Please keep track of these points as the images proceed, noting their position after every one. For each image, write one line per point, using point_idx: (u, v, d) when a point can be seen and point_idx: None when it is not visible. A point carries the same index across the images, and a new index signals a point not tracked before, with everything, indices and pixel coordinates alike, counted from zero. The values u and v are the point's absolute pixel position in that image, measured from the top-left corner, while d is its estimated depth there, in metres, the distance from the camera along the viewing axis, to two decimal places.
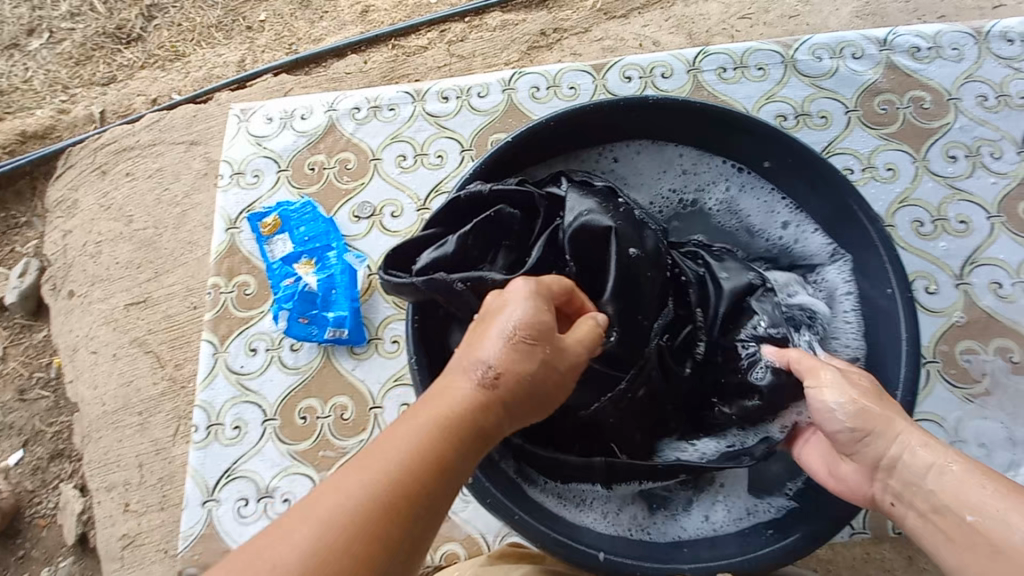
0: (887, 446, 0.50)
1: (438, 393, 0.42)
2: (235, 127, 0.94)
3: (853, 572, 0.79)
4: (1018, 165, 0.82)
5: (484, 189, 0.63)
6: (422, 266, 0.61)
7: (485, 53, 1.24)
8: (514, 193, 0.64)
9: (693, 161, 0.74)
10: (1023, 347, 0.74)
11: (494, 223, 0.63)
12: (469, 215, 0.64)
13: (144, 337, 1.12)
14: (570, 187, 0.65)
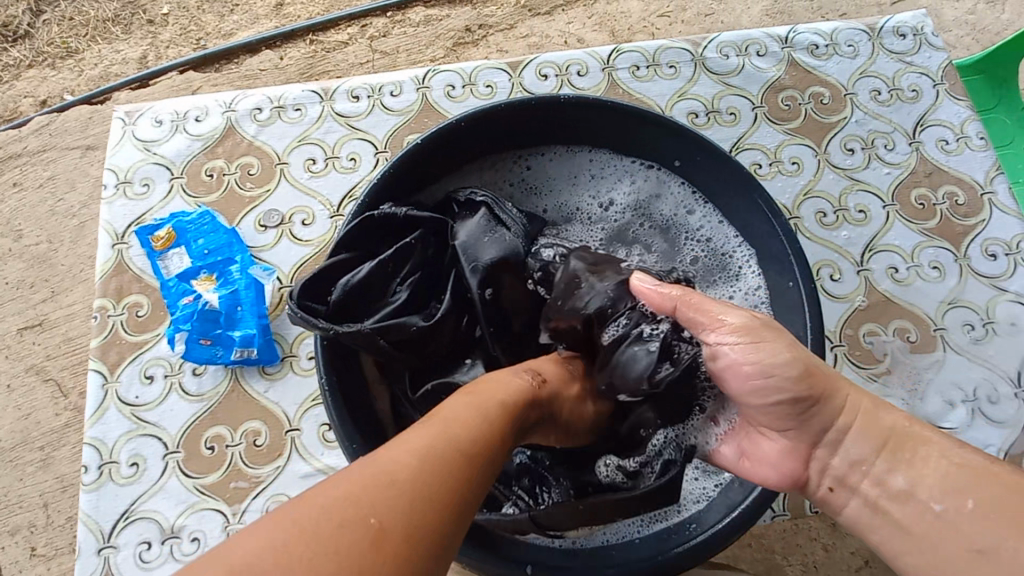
0: (823, 428, 0.53)
1: (490, 384, 0.48)
2: (120, 131, 0.85)
3: (784, 544, 0.82)
4: (908, 156, 0.87)
5: (401, 211, 0.64)
6: (341, 293, 0.61)
7: (410, 49, 1.19)
8: (429, 219, 0.66)
9: (603, 165, 0.75)
10: (919, 327, 0.78)
11: (408, 251, 0.65)
12: (379, 239, 0.65)
13: (42, 364, 1.01)
14: (466, 215, 0.67)
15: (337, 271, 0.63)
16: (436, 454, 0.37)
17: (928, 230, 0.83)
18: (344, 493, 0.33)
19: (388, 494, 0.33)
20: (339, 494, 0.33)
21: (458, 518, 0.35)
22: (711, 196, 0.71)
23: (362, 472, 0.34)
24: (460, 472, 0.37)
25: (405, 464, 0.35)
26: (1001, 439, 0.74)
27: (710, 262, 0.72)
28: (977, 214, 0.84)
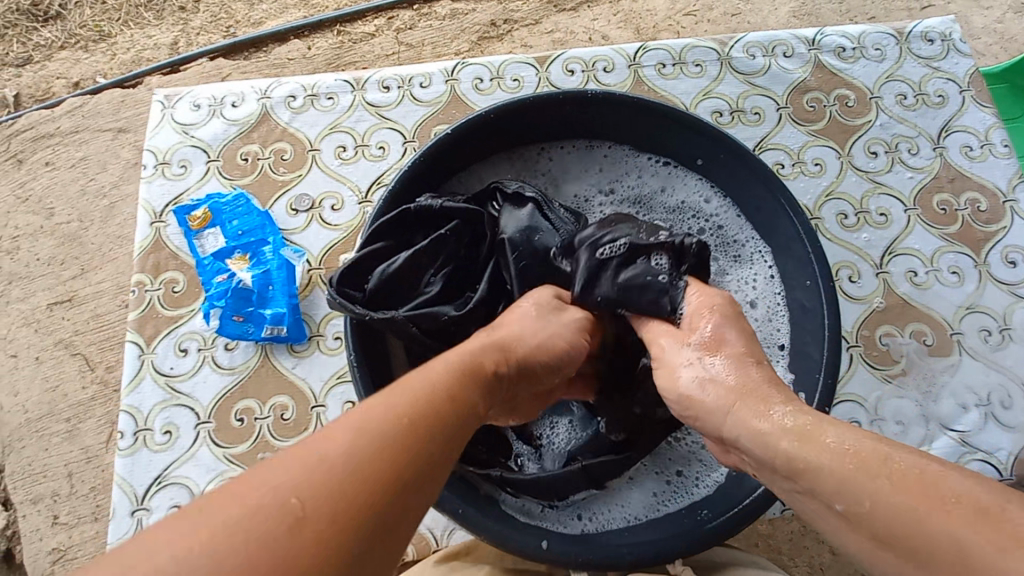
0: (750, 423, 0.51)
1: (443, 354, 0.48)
2: (159, 114, 0.88)
3: (791, 544, 0.84)
4: (932, 161, 0.87)
5: (434, 204, 0.66)
6: (375, 280, 0.64)
7: (435, 42, 1.21)
8: (465, 209, 0.68)
9: (620, 156, 0.76)
10: (936, 331, 0.79)
11: (443, 239, 0.67)
12: (417, 229, 0.68)
13: (70, 338, 1.05)
14: (505, 204, 0.70)
15: (373, 258, 0.66)
16: (369, 432, 0.36)
17: (948, 235, 0.84)
18: (271, 475, 0.33)
19: (311, 476, 0.33)
20: (259, 479, 0.33)
21: (418, 473, 0.37)
22: (730, 191, 0.73)
23: (302, 455, 0.34)
24: (421, 435, 0.38)
25: (355, 437, 0.36)
26: (1011, 443, 0.75)
27: (724, 256, 0.73)
28: (999, 221, 0.85)
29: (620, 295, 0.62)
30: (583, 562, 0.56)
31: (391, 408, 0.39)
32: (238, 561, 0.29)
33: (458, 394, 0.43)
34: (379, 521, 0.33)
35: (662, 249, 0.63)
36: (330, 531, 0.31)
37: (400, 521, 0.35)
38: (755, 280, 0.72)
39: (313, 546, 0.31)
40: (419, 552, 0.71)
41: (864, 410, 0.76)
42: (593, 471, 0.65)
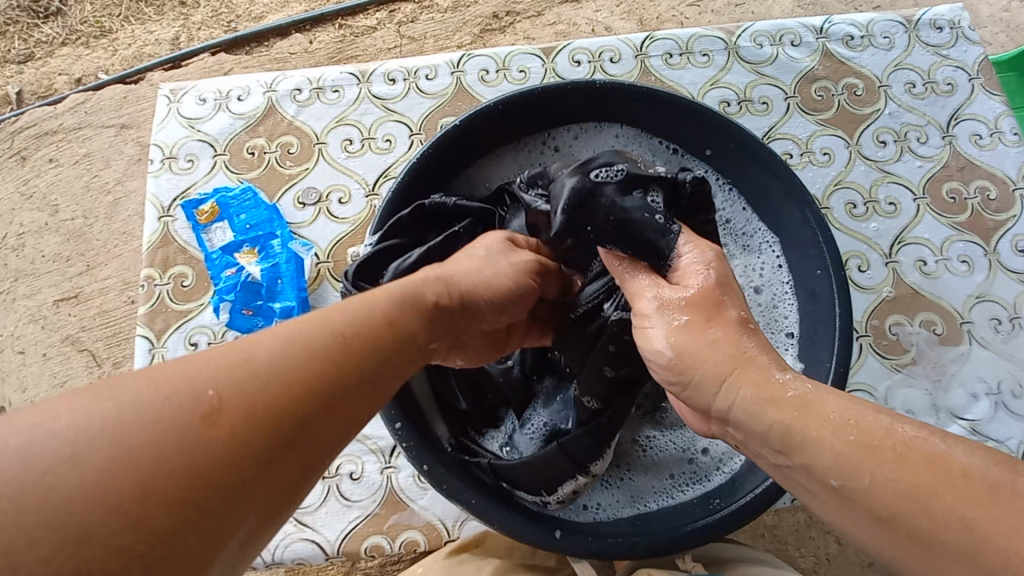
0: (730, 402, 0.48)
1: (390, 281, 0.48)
2: (165, 108, 0.88)
3: (797, 534, 0.84)
4: (941, 149, 0.87)
5: (448, 202, 0.67)
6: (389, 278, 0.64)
7: (437, 35, 1.21)
8: (477, 209, 0.70)
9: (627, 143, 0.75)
10: (945, 320, 0.79)
11: (455, 237, 0.67)
12: (429, 227, 0.69)
13: (77, 335, 1.05)
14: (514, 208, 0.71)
15: (386, 256, 0.65)
16: (297, 341, 0.37)
17: (958, 224, 0.83)
18: (191, 368, 0.33)
19: (231, 372, 0.34)
20: (176, 369, 0.33)
21: (343, 389, 0.37)
22: (741, 182, 0.72)
23: (231, 354, 0.35)
24: (354, 355, 0.39)
25: (287, 347, 0.36)
26: (1021, 432, 0.75)
27: (733, 245, 0.73)
28: (1008, 210, 0.84)
29: (611, 226, 0.58)
30: (596, 552, 0.56)
31: (325, 321, 0.39)
32: (135, 441, 0.30)
33: (401, 318, 0.44)
34: (296, 425, 0.34)
35: (659, 185, 0.59)
36: (240, 429, 0.32)
37: (321, 431, 0.35)
38: (762, 268, 0.72)
39: (223, 441, 0.32)
40: (430, 543, 0.71)
41: (873, 399, 0.76)
42: (572, 453, 0.62)
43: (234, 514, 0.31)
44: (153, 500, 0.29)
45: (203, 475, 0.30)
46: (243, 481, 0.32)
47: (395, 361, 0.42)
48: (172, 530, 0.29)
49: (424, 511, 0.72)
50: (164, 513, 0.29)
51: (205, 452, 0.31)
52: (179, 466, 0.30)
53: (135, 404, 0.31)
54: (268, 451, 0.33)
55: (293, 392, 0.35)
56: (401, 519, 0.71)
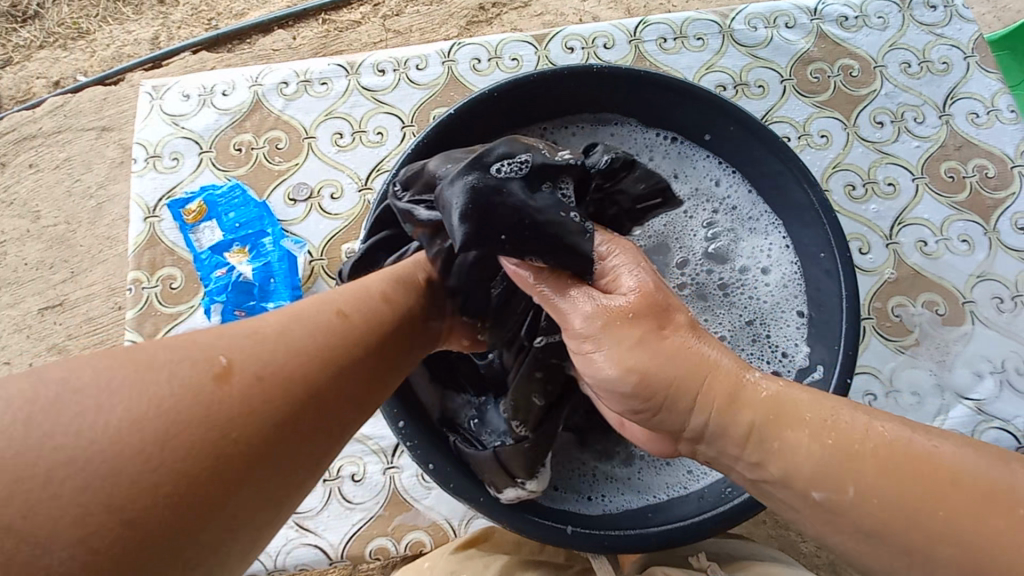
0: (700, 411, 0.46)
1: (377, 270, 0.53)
2: (147, 105, 0.86)
3: None
4: (939, 129, 0.86)
5: None
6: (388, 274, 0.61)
7: (423, 28, 1.18)
8: None
9: (625, 134, 0.74)
10: (948, 300, 0.78)
11: None
12: None
13: (64, 343, 1.02)
14: None
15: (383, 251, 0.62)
16: (300, 321, 0.42)
17: (958, 203, 0.83)
18: (209, 340, 0.38)
19: (244, 341, 0.39)
20: (194, 341, 0.38)
21: (348, 361, 0.42)
22: (741, 166, 0.71)
23: (246, 332, 0.40)
24: (356, 331, 0.44)
25: (294, 326, 0.41)
26: None
27: (739, 228, 0.72)
28: (1007, 187, 0.84)
29: (527, 232, 0.48)
30: (606, 547, 0.56)
31: (322, 306, 0.44)
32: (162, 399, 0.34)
33: (391, 297, 0.49)
34: (308, 390, 0.39)
35: (567, 175, 0.51)
36: (256, 388, 0.37)
37: (325, 397, 0.40)
38: (768, 251, 0.71)
39: (240, 395, 0.36)
40: (436, 543, 0.70)
41: (879, 381, 0.76)
42: (503, 461, 0.57)
43: (248, 462, 0.35)
44: (173, 445, 0.33)
45: (223, 424, 0.35)
46: (256, 431, 0.36)
47: (389, 339, 0.47)
48: (197, 470, 0.33)
49: (429, 511, 0.71)
50: (192, 453, 0.33)
51: (223, 405, 0.35)
52: (200, 417, 0.34)
53: (162, 365, 0.36)
54: (280, 408, 0.37)
55: (301, 359, 0.40)
56: (406, 520, 0.70)
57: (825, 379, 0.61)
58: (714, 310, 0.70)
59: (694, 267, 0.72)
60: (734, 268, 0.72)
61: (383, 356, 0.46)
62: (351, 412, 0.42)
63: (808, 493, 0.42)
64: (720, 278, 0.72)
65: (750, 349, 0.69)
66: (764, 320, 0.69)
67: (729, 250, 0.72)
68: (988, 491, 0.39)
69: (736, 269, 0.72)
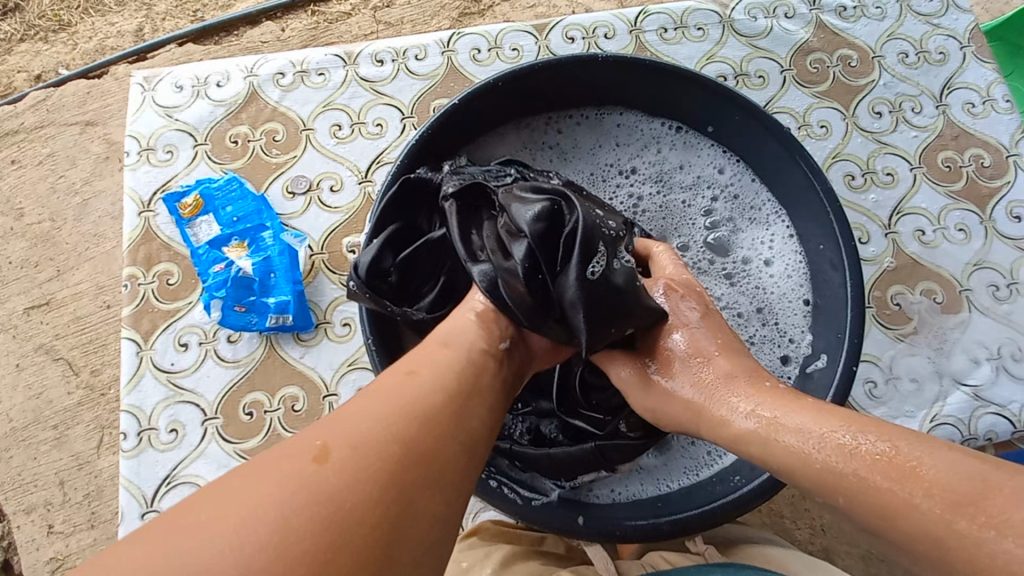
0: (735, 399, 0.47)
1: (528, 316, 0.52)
2: (139, 97, 0.84)
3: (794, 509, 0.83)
4: (935, 119, 0.87)
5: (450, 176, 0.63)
6: (400, 259, 0.61)
7: (415, 20, 1.16)
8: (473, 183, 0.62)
9: (631, 127, 0.74)
10: (946, 289, 0.79)
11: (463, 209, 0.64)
12: (420, 204, 0.64)
13: (51, 343, 1.00)
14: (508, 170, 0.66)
15: (391, 243, 0.62)
16: (376, 391, 0.42)
17: (954, 193, 0.84)
18: (299, 437, 0.38)
19: (324, 426, 0.39)
20: (281, 443, 0.38)
21: (434, 405, 0.42)
22: (747, 156, 0.71)
23: (327, 419, 0.39)
24: (434, 380, 0.44)
25: (371, 396, 0.41)
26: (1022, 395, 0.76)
27: (738, 218, 0.72)
28: (1002, 176, 0.85)
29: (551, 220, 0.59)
30: (621, 534, 0.56)
31: (392, 372, 0.44)
32: (265, 496, 0.34)
33: (453, 342, 0.48)
34: (404, 448, 0.38)
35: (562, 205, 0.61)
36: (349, 459, 0.36)
37: (426, 448, 0.39)
38: (771, 238, 0.71)
39: (337, 475, 0.36)
40: None
41: (878, 369, 0.77)
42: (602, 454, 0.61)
43: (376, 533, 0.34)
44: (293, 528, 0.33)
45: (334, 504, 0.34)
46: (372, 504, 0.35)
47: (469, 381, 0.45)
48: (320, 559, 0.32)
49: None
50: (312, 543, 0.33)
51: (324, 486, 0.35)
52: (308, 505, 0.34)
53: (254, 472, 0.36)
54: (385, 475, 0.36)
55: (386, 425, 0.39)
56: None
57: (831, 365, 0.62)
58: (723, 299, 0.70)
59: (696, 256, 0.72)
60: (736, 259, 0.71)
61: (470, 397, 0.44)
62: (463, 459, 0.40)
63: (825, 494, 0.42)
64: (721, 268, 0.71)
65: (759, 333, 0.69)
66: (771, 309, 0.69)
67: (729, 239, 0.72)
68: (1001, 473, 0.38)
69: (739, 259, 0.71)
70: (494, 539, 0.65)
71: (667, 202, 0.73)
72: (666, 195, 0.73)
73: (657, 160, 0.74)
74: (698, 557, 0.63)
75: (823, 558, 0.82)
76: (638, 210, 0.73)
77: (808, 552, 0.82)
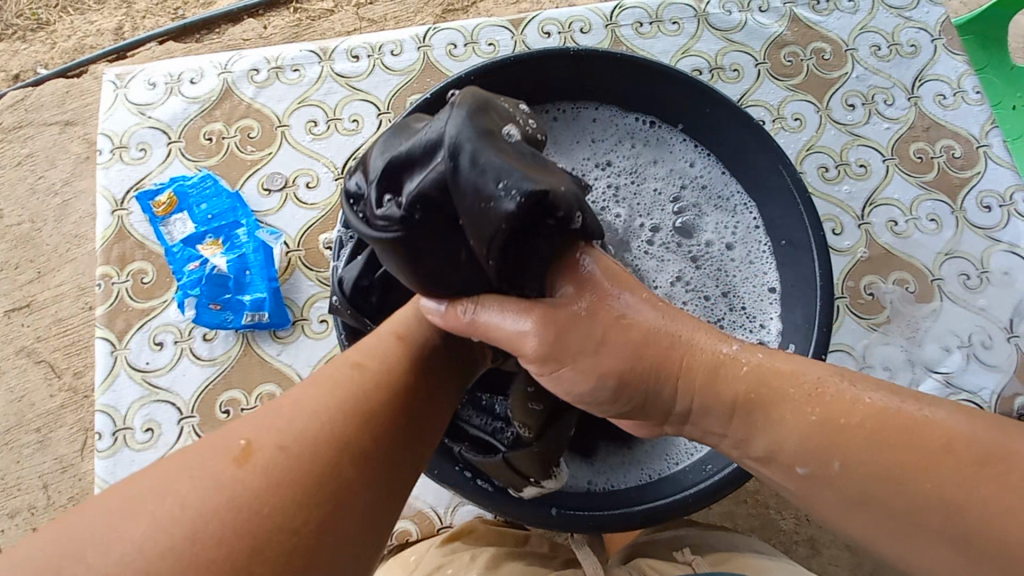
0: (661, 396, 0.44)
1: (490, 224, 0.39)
2: (112, 94, 0.83)
3: (778, 500, 0.83)
4: (907, 111, 0.88)
5: None
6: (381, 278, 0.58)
7: (398, 17, 1.15)
8: None
9: (603, 121, 0.74)
10: (918, 278, 0.81)
11: None
12: None
13: (33, 346, 0.99)
14: None
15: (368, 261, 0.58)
16: (319, 381, 0.42)
17: (926, 183, 0.85)
18: (238, 428, 0.39)
19: (255, 423, 0.39)
20: (220, 435, 0.39)
21: (375, 403, 0.41)
22: (718, 148, 0.71)
23: (268, 412, 0.40)
24: (379, 376, 0.43)
25: (318, 390, 0.41)
26: (994, 382, 0.77)
27: (704, 205, 0.73)
28: (973, 167, 0.86)
29: (425, 216, 0.41)
30: (594, 526, 0.57)
31: (339, 363, 0.44)
32: (186, 500, 0.35)
33: (407, 333, 0.47)
34: (338, 451, 0.38)
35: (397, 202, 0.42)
36: (277, 459, 0.37)
37: (363, 449, 0.39)
38: (738, 228, 0.72)
39: (259, 476, 0.36)
40: (423, 531, 0.71)
41: (852, 358, 0.78)
42: (520, 468, 0.57)
43: (296, 539, 0.35)
44: (201, 541, 0.34)
45: (251, 509, 0.35)
46: (295, 509, 0.36)
47: (414, 377, 0.45)
48: (237, 562, 0.34)
49: (415, 499, 0.72)
50: (225, 547, 0.34)
51: (243, 489, 0.36)
52: (224, 510, 0.35)
53: (185, 464, 0.37)
54: (309, 481, 0.37)
55: (320, 423, 0.39)
56: None
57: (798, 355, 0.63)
58: (697, 285, 0.71)
59: (670, 244, 0.72)
60: (700, 243, 0.72)
61: (414, 396, 0.44)
62: (398, 463, 0.40)
63: (795, 468, 0.42)
64: (686, 253, 0.71)
65: (730, 323, 0.69)
66: (736, 293, 0.70)
67: (697, 227, 0.72)
68: (971, 460, 0.38)
69: (702, 244, 0.72)
70: (476, 542, 0.66)
71: (634, 193, 0.73)
72: (640, 186, 0.73)
73: (626, 152, 0.74)
74: (686, 567, 0.62)
75: (807, 549, 0.83)
76: (615, 197, 0.73)
77: (792, 543, 0.83)
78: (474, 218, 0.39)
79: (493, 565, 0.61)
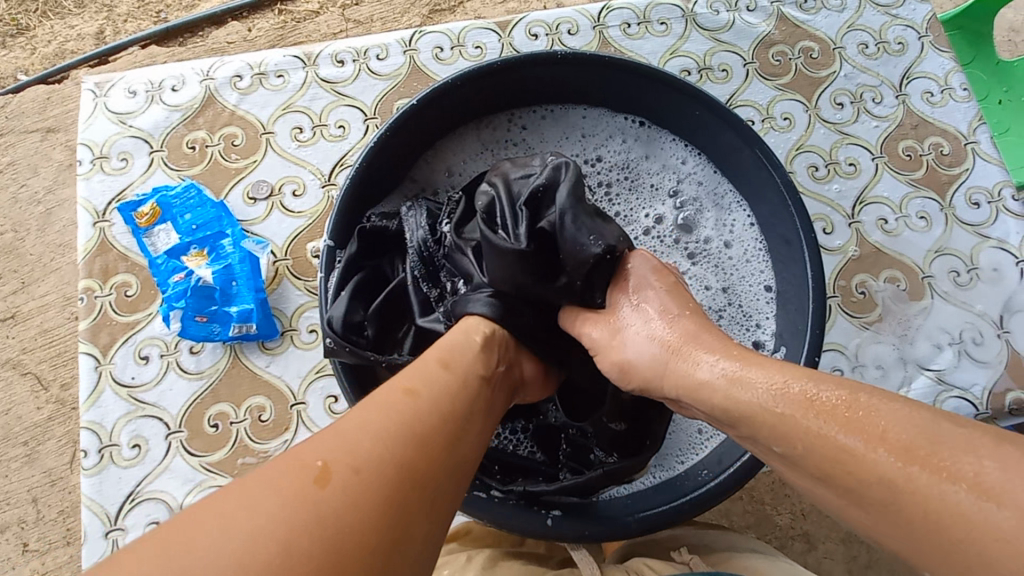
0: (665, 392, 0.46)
1: (581, 261, 0.53)
2: (91, 103, 0.81)
3: (772, 495, 0.83)
4: (895, 109, 0.88)
5: (388, 227, 0.64)
6: (376, 308, 0.62)
7: (385, 18, 1.13)
8: (394, 228, 0.65)
9: (593, 122, 0.74)
10: (909, 276, 0.81)
11: (395, 242, 0.65)
12: (378, 247, 0.65)
13: (18, 358, 0.97)
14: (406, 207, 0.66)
15: (363, 293, 0.62)
16: (375, 405, 0.41)
17: (915, 181, 0.85)
18: (298, 454, 0.37)
19: (327, 443, 0.37)
20: (278, 461, 0.37)
21: (433, 425, 0.41)
22: (710, 147, 0.71)
23: (329, 437, 0.38)
24: (436, 399, 0.43)
25: (380, 412, 0.40)
26: (985, 378, 0.77)
27: (703, 200, 0.73)
28: (961, 164, 0.86)
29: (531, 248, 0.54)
30: (586, 537, 0.56)
31: (388, 390, 0.43)
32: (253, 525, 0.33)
33: (450, 359, 0.47)
34: (405, 472, 0.37)
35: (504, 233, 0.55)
36: (352, 482, 0.36)
37: (430, 471, 0.38)
38: (733, 225, 0.72)
39: (339, 499, 0.35)
40: None
41: (845, 357, 0.78)
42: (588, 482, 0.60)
43: (371, 557, 0.34)
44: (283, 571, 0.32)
45: (332, 528, 0.34)
46: (371, 526, 0.34)
47: (466, 402, 0.44)
48: None
49: None
50: (315, 564, 0.32)
51: (325, 508, 0.34)
52: (299, 530, 0.33)
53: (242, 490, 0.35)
54: (382, 500, 0.36)
55: (386, 446, 0.38)
56: None
57: (793, 354, 0.63)
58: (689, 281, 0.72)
59: (664, 240, 0.73)
60: (699, 239, 0.72)
61: (466, 418, 0.43)
62: (455, 482, 0.40)
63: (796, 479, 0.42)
64: (683, 248, 0.72)
65: (725, 317, 0.70)
66: (734, 289, 0.71)
67: (694, 222, 0.73)
68: None
69: (701, 240, 0.72)
70: (472, 545, 0.65)
71: (625, 194, 0.74)
72: (632, 183, 0.74)
73: (619, 152, 0.74)
74: (682, 566, 0.61)
75: (803, 544, 0.83)
76: (608, 196, 0.74)
77: (788, 538, 0.83)
78: (570, 252, 0.53)
79: (489, 566, 0.60)
